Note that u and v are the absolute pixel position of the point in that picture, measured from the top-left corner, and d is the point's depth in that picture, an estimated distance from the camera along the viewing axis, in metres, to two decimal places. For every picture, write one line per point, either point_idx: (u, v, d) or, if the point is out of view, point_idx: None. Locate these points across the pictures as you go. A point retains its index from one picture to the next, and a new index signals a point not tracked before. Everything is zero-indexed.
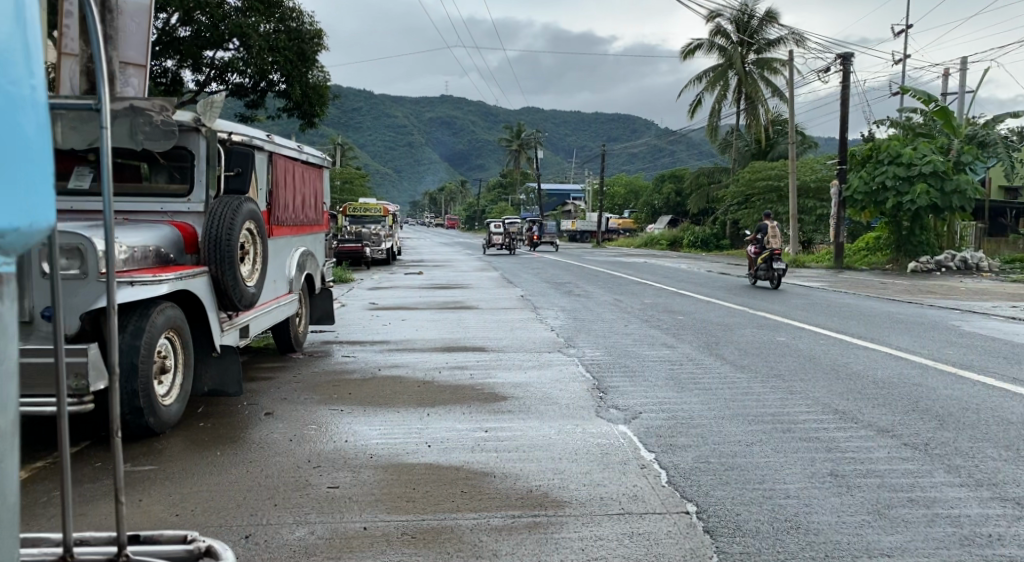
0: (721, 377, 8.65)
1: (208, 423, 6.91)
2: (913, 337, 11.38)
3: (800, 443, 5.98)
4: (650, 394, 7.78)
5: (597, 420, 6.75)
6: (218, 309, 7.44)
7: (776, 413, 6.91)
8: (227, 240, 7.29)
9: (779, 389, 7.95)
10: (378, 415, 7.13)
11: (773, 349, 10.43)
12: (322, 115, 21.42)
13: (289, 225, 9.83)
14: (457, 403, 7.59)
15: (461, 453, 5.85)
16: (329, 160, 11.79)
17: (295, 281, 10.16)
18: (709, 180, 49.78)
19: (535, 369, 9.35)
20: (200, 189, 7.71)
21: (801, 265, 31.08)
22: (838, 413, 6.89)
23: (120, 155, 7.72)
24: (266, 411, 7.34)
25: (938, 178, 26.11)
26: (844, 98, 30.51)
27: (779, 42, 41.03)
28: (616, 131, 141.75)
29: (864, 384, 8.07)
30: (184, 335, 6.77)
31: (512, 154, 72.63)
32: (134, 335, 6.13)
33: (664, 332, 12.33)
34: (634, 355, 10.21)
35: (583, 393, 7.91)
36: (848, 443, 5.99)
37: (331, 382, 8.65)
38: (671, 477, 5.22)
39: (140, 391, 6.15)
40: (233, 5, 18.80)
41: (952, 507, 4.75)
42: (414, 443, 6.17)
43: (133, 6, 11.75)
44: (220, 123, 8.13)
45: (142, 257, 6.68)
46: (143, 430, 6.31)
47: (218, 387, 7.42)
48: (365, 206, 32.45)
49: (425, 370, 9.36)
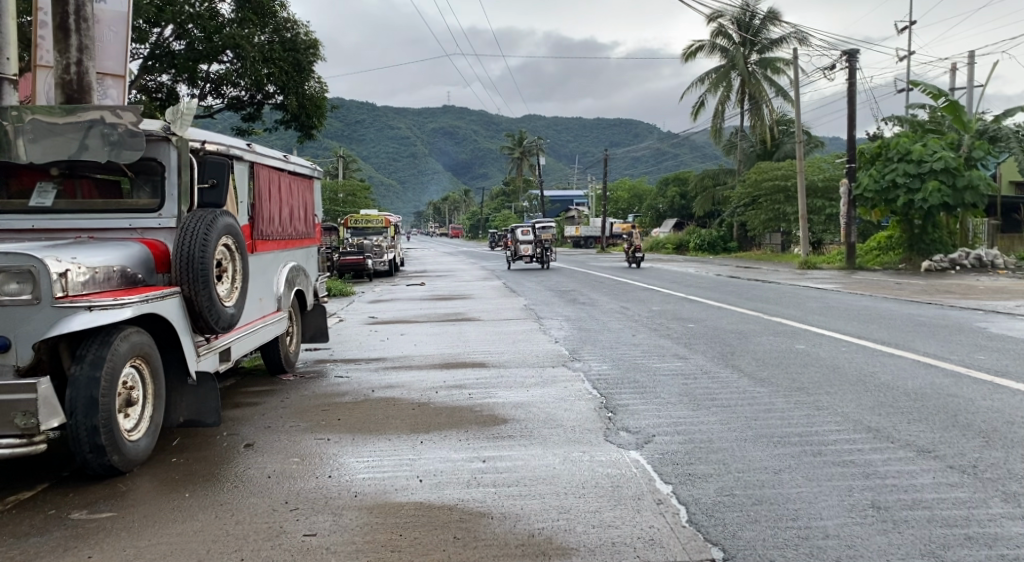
0: (739, 392, 8.03)
1: (182, 458, 6.32)
2: (938, 341, 10.78)
3: (833, 469, 5.34)
4: (663, 413, 7.18)
5: (607, 445, 6.17)
6: (193, 332, 6.88)
7: (802, 433, 6.29)
8: (200, 259, 6.70)
9: (803, 405, 7.31)
10: (368, 444, 6.53)
11: (791, 358, 9.81)
12: (321, 127, 20.79)
13: (276, 240, 9.27)
14: (454, 428, 6.96)
15: (454, 490, 5.25)
16: (319, 170, 11.25)
17: (284, 299, 9.58)
18: (714, 182, 48.98)
19: (538, 387, 8.71)
20: (172, 203, 7.14)
21: (812, 266, 30.38)
22: (870, 431, 6.26)
23: (95, 169, 7.26)
24: (247, 442, 6.75)
25: (949, 175, 25.49)
26: (851, 96, 29.91)
27: (781, 42, 40.47)
28: (619, 136, 141.33)
29: (894, 396, 7.45)
30: (155, 362, 6.22)
31: (515, 162, 72.36)
32: (93, 367, 5.58)
33: (675, 342, 11.72)
34: (645, 368, 9.58)
35: (591, 414, 7.30)
36: (887, 467, 5.32)
37: (321, 407, 8.04)
38: (691, 515, 4.65)
39: (102, 427, 5.59)
40: (226, 17, 18.25)
41: (1017, 546, 4.12)
42: (402, 478, 5.56)
43: (111, 13, 11.29)
44: (194, 132, 7.56)
45: (105, 280, 6.10)
46: (107, 470, 5.74)
47: (194, 418, 6.83)
48: (366, 217, 31.79)
49: (421, 391, 8.73)
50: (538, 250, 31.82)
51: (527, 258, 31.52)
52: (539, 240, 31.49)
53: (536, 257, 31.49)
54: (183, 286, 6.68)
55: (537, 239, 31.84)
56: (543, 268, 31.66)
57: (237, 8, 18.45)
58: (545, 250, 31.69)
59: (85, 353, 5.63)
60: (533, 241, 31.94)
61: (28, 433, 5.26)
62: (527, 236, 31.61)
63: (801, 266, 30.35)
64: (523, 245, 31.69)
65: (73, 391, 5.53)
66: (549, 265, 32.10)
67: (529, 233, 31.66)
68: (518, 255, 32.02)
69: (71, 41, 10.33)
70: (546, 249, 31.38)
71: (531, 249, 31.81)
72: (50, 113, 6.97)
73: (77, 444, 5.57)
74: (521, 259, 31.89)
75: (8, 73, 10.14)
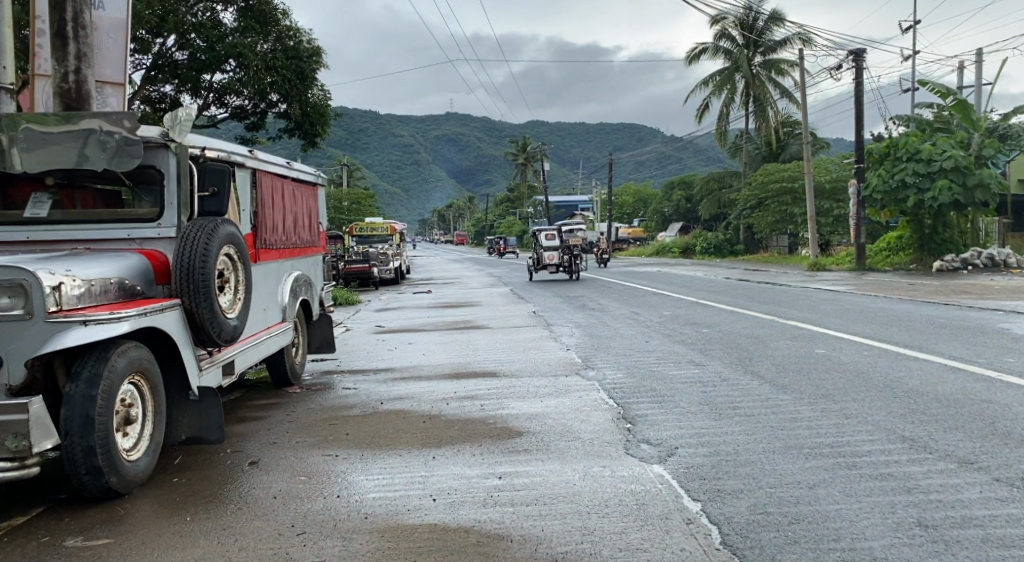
0: (761, 399, 7.76)
1: (183, 478, 6.04)
2: (963, 343, 10.45)
3: (871, 483, 5.05)
4: (685, 423, 6.89)
5: (628, 458, 5.90)
6: (195, 346, 6.61)
7: (833, 443, 6.00)
8: (201, 269, 6.44)
9: (830, 413, 7.01)
10: (378, 460, 6.25)
11: (812, 363, 9.49)
12: (324, 134, 20.47)
13: (279, 249, 8.98)
14: (466, 442, 6.67)
15: (470, 509, 4.98)
16: (323, 177, 10.99)
17: (289, 309, 9.32)
18: (720, 185, 48.61)
19: (553, 397, 8.42)
20: (172, 212, 6.87)
21: (821, 268, 30.06)
22: (905, 440, 5.96)
23: (94, 179, 7.03)
24: (252, 460, 6.46)
25: (959, 173, 25.12)
26: (858, 95, 29.59)
27: (786, 43, 40.14)
28: (624, 140, 141.09)
29: (924, 402, 7.14)
30: (155, 378, 5.95)
31: (519, 168, 72.20)
32: (88, 385, 5.31)
33: (689, 348, 11.42)
34: (661, 376, 9.27)
35: (609, 425, 7.01)
36: (928, 481, 5.02)
37: (328, 422, 7.74)
38: (725, 536, 4.40)
39: (98, 447, 5.31)
40: (228, 27, 18.06)
41: None
42: (416, 497, 5.28)
43: (109, 20, 10.90)
44: (194, 138, 7.26)
45: (101, 292, 5.83)
46: (104, 492, 5.46)
47: (197, 435, 6.54)
48: (371, 225, 31.50)
49: (431, 402, 8.44)
50: (567, 258, 27.25)
51: (554, 267, 27.07)
52: (567, 247, 26.96)
53: (564, 268, 26.93)
54: (184, 298, 6.41)
55: (564, 244, 27.32)
56: (571, 279, 27.30)
57: (239, 17, 18.26)
58: (574, 258, 27.13)
59: (81, 370, 5.36)
60: (559, 246, 27.46)
61: (18, 456, 5.01)
62: (552, 242, 27.12)
63: (810, 268, 30.02)
64: (548, 252, 27.16)
65: (67, 410, 5.27)
66: (577, 274, 27.74)
67: (554, 238, 27.18)
68: (541, 263, 27.60)
69: (68, 49, 10.13)
70: (576, 258, 26.79)
71: (557, 256, 27.31)
72: (49, 121, 6.69)
73: (73, 466, 5.28)
74: (546, 269, 27.45)
75: (4, 81, 9.89)
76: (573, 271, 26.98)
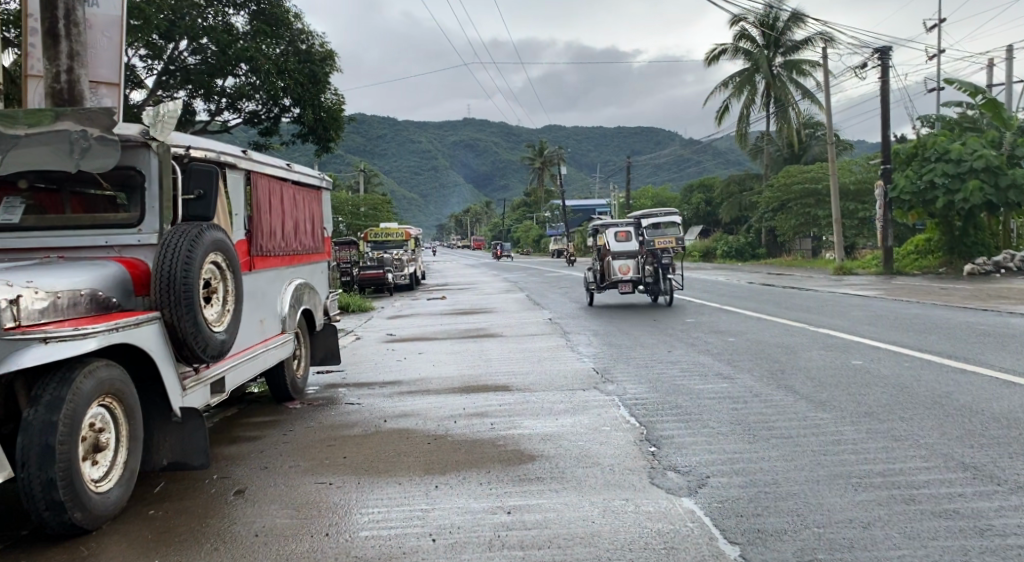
0: (797, 418, 7.08)
1: (160, 510, 5.47)
2: (1012, 353, 9.70)
3: (938, 521, 4.39)
4: (715, 447, 6.22)
5: (652, 489, 5.27)
6: (177, 362, 6.04)
7: (884, 472, 5.34)
8: (182, 280, 5.84)
9: (876, 435, 6.33)
10: (377, 490, 5.63)
11: (849, 376, 8.78)
12: (337, 139, 19.86)
13: (277, 255, 8.41)
14: (475, 468, 6.05)
15: (473, 554, 4.36)
16: (327, 181, 10.43)
17: (289, 321, 8.74)
18: (740, 188, 47.75)
19: (568, 415, 7.75)
20: (153, 216, 6.30)
21: (846, 272, 29.19)
22: (966, 468, 5.29)
23: (90, 182, 6.42)
24: (238, 489, 5.86)
25: (991, 174, 24.14)
26: (883, 96, 28.80)
27: (808, 42, 39.30)
28: (643, 143, 140.08)
29: (981, 422, 6.45)
30: (129, 400, 5.36)
31: (536, 171, 71.52)
32: (49, 410, 4.75)
33: (715, 359, 10.73)
34: (686, 391, 8.60)
35: (631, 448, 6.36)
36: (1003, 520, 4.35)
37: (327, 443, 7.13)
38: None
39: (60, 480, 4.74)
40: (240, 30, 17.54)
41: None
42: (414, 538, 4.67)
43: (103, 18, 10.41)
44: (179, 137, 6.70)
45: (70, 306, 5.29)
46: (68, 529, 4.89)
47: (179, 460, 5.96)
48: (385, 231, 30.89)
49: (438, 420, 7.81)
50: (648, 270, 19.09)
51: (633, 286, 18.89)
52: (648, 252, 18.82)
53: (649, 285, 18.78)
54: (163, 312, 5.82)
55: (641, 248, 19.18)
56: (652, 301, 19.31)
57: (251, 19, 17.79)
58: (658, 271, 18.90)
59: (42, 393, 4.80)
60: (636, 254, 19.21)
61: None
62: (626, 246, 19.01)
63: (835, 272, 29.18)
64: (621, 262, 19.03)
65: (25, 437, 4.71)
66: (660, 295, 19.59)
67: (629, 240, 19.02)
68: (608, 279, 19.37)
69: (61, 47, 9.53)
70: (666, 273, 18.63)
71: (637, 268, 19.07)
72: (42, 120, 6.04)
73: (31, 501, 4.72)
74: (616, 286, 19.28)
75: None
76: (659, 289, 18.92)
